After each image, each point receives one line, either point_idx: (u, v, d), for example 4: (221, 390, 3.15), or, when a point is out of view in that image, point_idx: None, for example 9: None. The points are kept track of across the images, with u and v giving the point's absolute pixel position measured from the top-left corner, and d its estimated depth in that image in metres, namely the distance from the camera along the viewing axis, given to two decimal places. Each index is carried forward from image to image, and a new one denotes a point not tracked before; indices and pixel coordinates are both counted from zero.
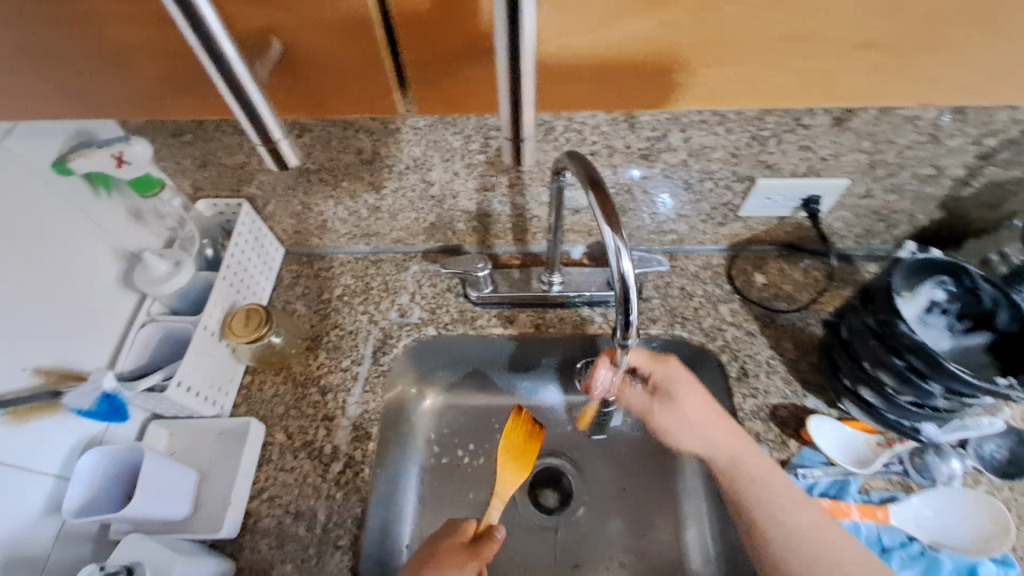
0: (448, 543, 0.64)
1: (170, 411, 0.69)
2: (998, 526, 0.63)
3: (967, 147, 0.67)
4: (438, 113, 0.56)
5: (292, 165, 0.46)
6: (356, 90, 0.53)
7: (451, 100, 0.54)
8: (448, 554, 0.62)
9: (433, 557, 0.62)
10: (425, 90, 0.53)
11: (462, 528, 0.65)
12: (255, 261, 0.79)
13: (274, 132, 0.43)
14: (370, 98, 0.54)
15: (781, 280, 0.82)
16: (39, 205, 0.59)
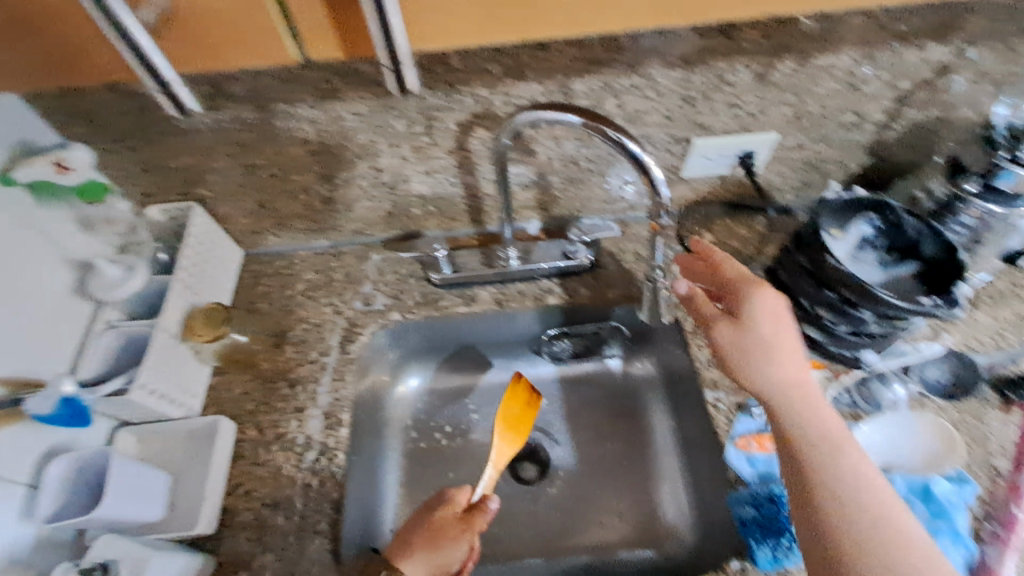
0: (441, 516, 0.65)
1: (136, 416, 0.69)
2: (946, 446, 0.66)
3: (882, 91, 0.71)
4: (328, 52, 0.63)
5: None
6: (251, 39, 0.60)
7: (342, 40, 0.61)
8: (441, 528, 0.63)
9: (426, 531, 0.63)
10: (314, 35, 0.61)
11: (456, 499, 0.67)
12: (212, 262, 0.80)
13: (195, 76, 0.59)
14: (264, 44, 0.61)
15: (729, 237, 0.86)
16: None
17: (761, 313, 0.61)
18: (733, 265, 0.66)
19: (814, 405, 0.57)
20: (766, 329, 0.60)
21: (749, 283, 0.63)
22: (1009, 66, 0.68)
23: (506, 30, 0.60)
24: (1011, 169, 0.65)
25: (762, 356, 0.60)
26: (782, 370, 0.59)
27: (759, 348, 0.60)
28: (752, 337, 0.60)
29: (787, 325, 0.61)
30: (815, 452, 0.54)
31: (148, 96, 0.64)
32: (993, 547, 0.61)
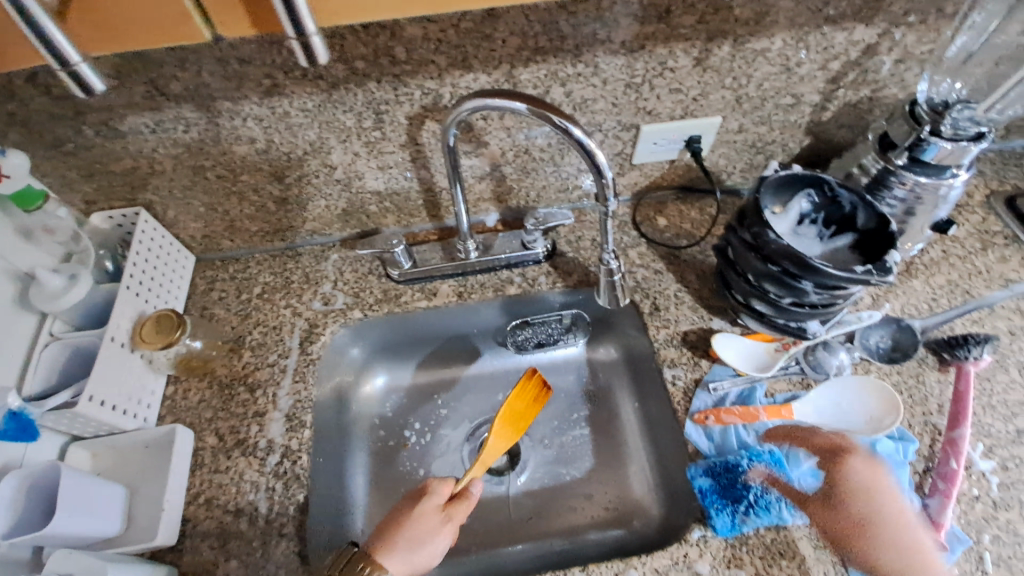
0: (424, 505, 0.65)
1: (88, 430, 0.66)
2: (887, 407, 0.69)
3: (816, 73, 0.75)
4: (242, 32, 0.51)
5: (99, 91, 0.45)
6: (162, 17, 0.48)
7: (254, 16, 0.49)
8: (423, 519, 0.64)
9: (406, 523, 0.63)
10: (222, 9, 0.48)
11: (437, 487, 0.67)
12: (161, 268, 0.78)
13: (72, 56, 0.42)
14: (170, 21, 0.48)
15: (681, 221, 0.88)
16: None
17: (858, 475, 0.64)
18: (787, 434, 0.70)
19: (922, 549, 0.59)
20: (883, 501, 0.62)
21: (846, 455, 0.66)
22: (929, 45, 0.73)
23: (449, 21, 0.61)
24: (933, 142, 0.69)
25: (872, 497, 0.62)
26: (886, 539, 0.59)
27: (864, 520, 0.61)
28: (863, 505, 0.62)
29: (883, 485, 0.63)
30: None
31: (83, 99, 0.62)
32: (934, 499, 0.64)
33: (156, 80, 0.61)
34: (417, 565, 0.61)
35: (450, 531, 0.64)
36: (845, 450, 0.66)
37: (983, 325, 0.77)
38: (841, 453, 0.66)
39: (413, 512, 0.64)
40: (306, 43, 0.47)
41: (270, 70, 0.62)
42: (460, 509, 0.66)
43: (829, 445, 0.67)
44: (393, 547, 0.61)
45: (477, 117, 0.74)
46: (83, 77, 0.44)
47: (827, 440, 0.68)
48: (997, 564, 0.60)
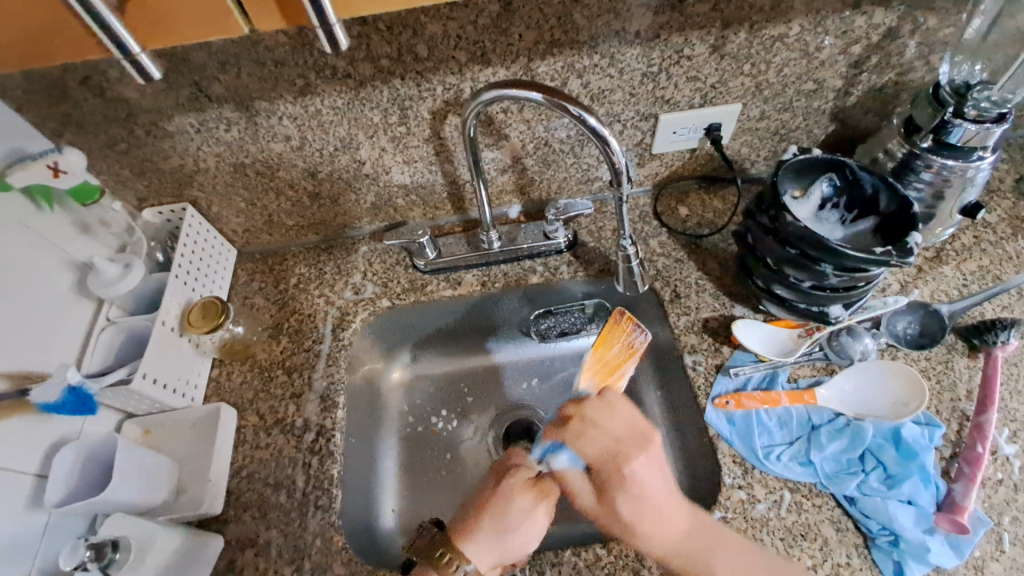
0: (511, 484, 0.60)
1: (142, 407, 0.73)
2: (913, 391, 0.68)
3: (837, 57, 0.74)
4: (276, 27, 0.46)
5: (157, 79, 0.45)
6: (196, 11, 0.44)
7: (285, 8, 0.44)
8: (511, 501, 0.59)
9: (489, 509, 0.59)
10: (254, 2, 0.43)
11: (529, 461, 0.62)
12: (206, 260, 0.83)
13: (133, 46, 0.42)
14: (208, 13, 0.44)
15: (703, 210, 0.89)
16: (5, 230, 0.64)
17: (626, 501, 0.57)
18: (616, 337, 0.69)
19: (716, 534, 0.59)
20: (647, 514, 0.57)
21: (622, 448, 0.57)
22: (950, 27, 0.72)
23: (468, 18, 0.64)
24: (958, 125, 0.68)
25: (629, 503, 0.56)
26: (664, 525, 0.57)
27: (625, 516, 0.57)
28: (629, 512, 0.57)
29: (632, 511, 0.57)
30: (694, 567, 0.57)
31: (134, 101, 0.68)
32: (959, 483, 0.64)
33: (200, 82, 0.67)
34: (505, 551, 0.57)
35: (545, 507, 0.59)
36: (641, 441, 0.57)
37: (1013, 309, 0.75)
38: (613, 468, 0.56)
39: (498, 496, 0.59)
40: (329, 32, 0.45)
41: (303, 70, 0.67)
42: (556, 481, 0.61)
43: (631, 434, 0.58)
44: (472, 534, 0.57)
45: (497, 111, 0.76)
46: (142, 66, 0.44)
47: (633, 429, 0.58)
48: (1015, 543, 0.61)
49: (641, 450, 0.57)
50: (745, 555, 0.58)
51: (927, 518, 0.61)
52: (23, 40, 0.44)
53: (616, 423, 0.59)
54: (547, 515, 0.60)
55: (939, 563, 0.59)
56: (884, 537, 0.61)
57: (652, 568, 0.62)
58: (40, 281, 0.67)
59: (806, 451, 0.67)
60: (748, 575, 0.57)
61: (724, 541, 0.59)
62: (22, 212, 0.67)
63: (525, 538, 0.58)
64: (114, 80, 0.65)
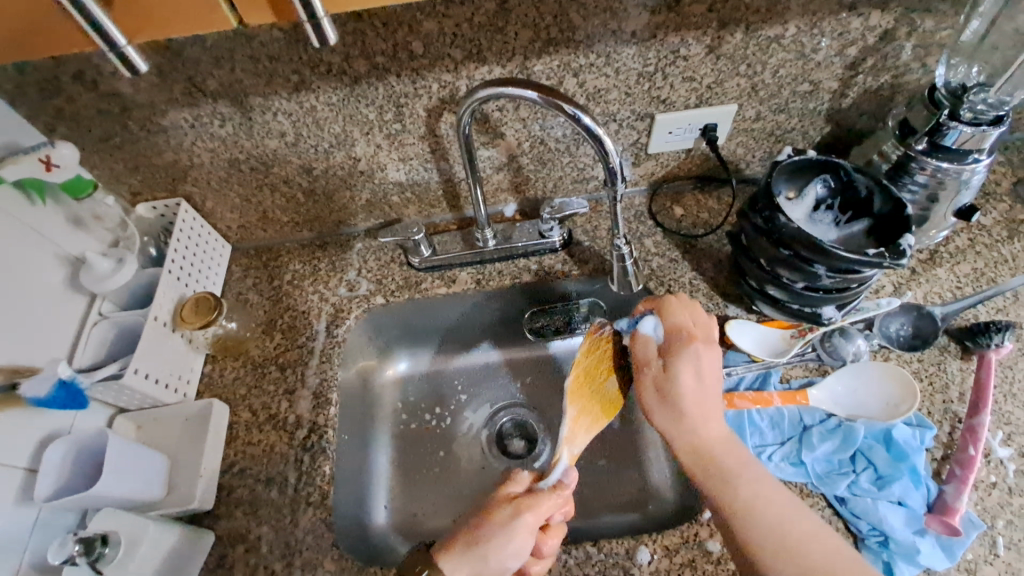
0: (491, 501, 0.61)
1: (134, 403, 0.72)
2: (905, 392, 0.69)
3: (833, 59, 0.74)
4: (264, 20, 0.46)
5: (144, 72, 0.45)
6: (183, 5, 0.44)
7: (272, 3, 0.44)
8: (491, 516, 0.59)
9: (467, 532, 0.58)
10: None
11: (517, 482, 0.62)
12: (200, 255, 0.83)
13: (120, 39, 0.42)
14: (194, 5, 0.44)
15: (698, 210, 0.89)
16: None
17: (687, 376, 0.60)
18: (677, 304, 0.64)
19: (749, 452, 0.59)
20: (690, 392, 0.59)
21: (690, 334, 0.62)
22: (946, 30, 0.72)
23: (463, 15, 0.63)
24: (954, 128, 0.68)
25: (691, 379, 0.60)
26: (696, 421, 0.59)
27: (679, 394, 0.59)
28: (692, 385, 0.59)
29: (706, 391, 0.60)
30: (723, 485, 0.56)
31: (128, 96, 0.68)
32: (950, 485, 0.64)
33: (195, 77, 0.67)
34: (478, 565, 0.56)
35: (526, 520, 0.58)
36: (707, 335, 0.63)
37: (1006, 313, 0.76)
38: (682, 338, 0.62)
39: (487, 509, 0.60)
40: (315, 26, 0.45)
41: (298, 66, 0.67)
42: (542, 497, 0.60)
43: (698, 324, 0.64)
44: (455, 551, 0.57)
45: (493, 109, 0.76)
46: (129, 61, 0.44)
47: (699, 321, 0.64)
48: (1008, 546, 0.61)
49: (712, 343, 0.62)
50: (777, 490, 0.56)
51: (917, 519, 0.61)
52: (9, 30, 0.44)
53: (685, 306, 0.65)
54: (532, 530, 0.58)
55: (929, 565, 0.59)
56: (874, 538, 0.61)
57: (642, 567, 0.62)
58: (31, 276, 0.67)
59: (798, 451, 0.67)
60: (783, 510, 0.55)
61: (758, 469, 0.57)
62: (14, 205, 0.66)
63: (507, 549, 0.57)
64: (108, 74, 0.65)
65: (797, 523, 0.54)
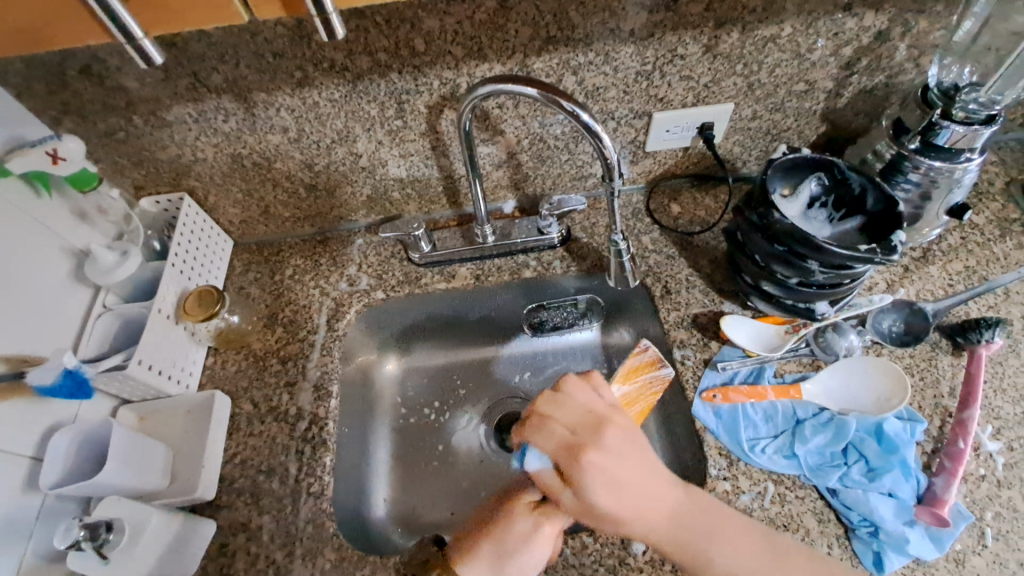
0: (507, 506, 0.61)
1: (138, 394, 0.73)
2: (896, 387, 0.70)
3: (828, 59, 0.75)
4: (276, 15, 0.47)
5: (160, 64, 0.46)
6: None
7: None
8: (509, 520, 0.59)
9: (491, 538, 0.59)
10: None
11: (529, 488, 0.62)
12: (203, 250, 0.84)
13: (137, 32, 0.43)
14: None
15: (695, 208, 0.90)
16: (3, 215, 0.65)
17: (595, 469, 0.53)
18: (576, 387, 0.60)
19: (709, 513, 0.55)
20: (597, 491, 0.52)
21: (577, 435, 0.55)
22: (940, 31, 0.73)
23: (464, 13, 0.65)
24: (946, 126, 0.69)
25: (603, 489, 0.52)
26: (644, 505, 0.53)
27: (590, 504, 0.53)
28: (598, 494, 0.53)
29: (622, 488, 0.52)
30: (691, 555, 0.53)
31: (133, 90, 0.69)
32: (940, 477, 0.65)
33: (199, 73, 0.67)
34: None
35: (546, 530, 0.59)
36: (596, 417, 0.56)
37: (997, 310, 0.77)
38: (561, 397, 0.60)
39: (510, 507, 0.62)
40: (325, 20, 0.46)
41: (301, 63, 0.68)
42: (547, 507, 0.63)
43: (590, 417, 0.57)
44: (474, 572, 0.57)
45: (493, 106, 0.77)
46: (145, 52, 0.45)
47: (593, 411, 0.58)
48: (997, 538, 0.62)
49: (599, 437, 0.54)
50: (737, 538, 0.54)
51: (907, 510, 0.63)
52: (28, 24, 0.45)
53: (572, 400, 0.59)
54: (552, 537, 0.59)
55: (918, 555, 0.60)
56: (864, 529, 0.62)
57: (638, 556, 0.63)
58: (38, 267, 0.68)
59: (791, 444, 0.68)
60: (744, 547, 0.54)
61: (725, 523, 0.55)
62: (20, 197, 0.67)
63: (523, 556, 0.58)
64: (113, 69, 0.66)
65: (749, 538, 0.55)
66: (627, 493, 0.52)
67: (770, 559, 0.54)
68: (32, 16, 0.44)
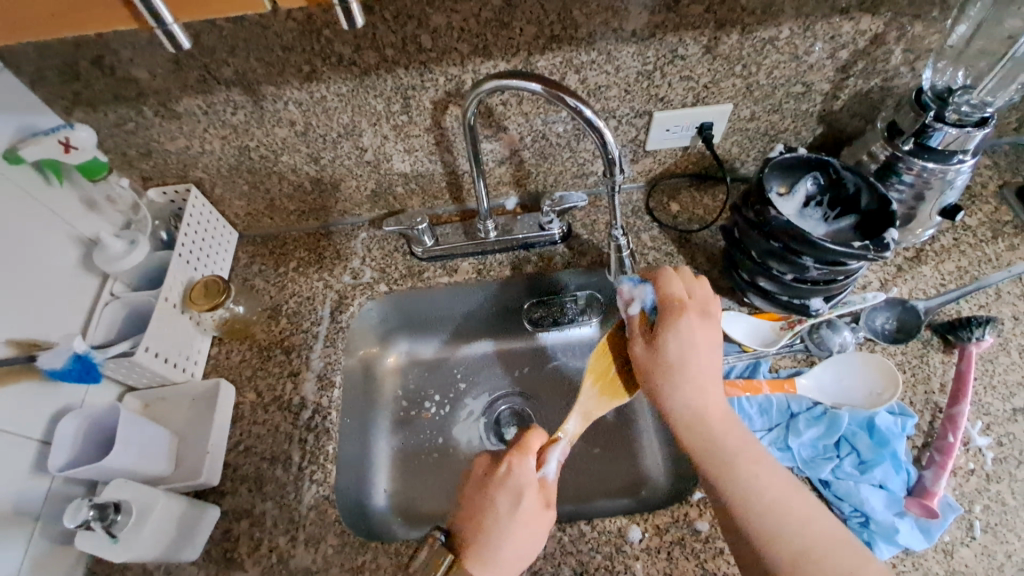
0: (484, 495, 0.61)
1: (143, 381, 0.74)
2: (888, 382, 0.71)
3: (825, 61, 0.77)
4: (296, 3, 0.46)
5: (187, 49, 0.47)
6: None
7: None
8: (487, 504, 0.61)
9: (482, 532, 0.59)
10: None
11: (518, 479, 0.62)
12: (208, 241, 0.85)
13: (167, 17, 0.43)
14: None
15: (693, 207, 0.92)
16: (15, 200, 0.66)
17: (678, 335, 0.64)
18: (673, 308, 0.66)
19: (761, 464, 0.60)
20: (686, 341, 0.64)
21: (649, 367, 0.64)
22: (934, 35, 0.75)
23: (471, 11, 0.66)
24: (938, 129, 0.71)
25: (678, 353, 0.63)
26: (691, 392, 0.62)
27: (671, 368, 0.63)
28: (676, 356, 0.63)
29: (693, 356, 0.64)
30: (737, 491, 0.57)
31: (144, 81, 0.70)
32: (930, 470, 0.67)
33: (210, 65, 0.69)
34: (507, 566, 0.58)
35: (553, 514, 0.62)
36: (703, 303, 0.67)
37: (988, 309, 0.79)
38: (651, 323, 0.67)
39: (495, 495, 0.61)
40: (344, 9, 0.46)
41: (310, 57, 0.69)
42: (554, 488, 0.64)
43: (694, 297, 0.68)
44: (490, 561, 0.57)
45: (497, 103, 0.79)
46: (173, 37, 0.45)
47: (700, 296, 0.68)
48: (985, 530, 0.64)
49: (703, 310, 0.66)
50: (787, 490, 0.58)
51: (897, 502, 0.64)
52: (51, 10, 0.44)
53: (687, 328, 0.65)
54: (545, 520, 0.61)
55: (908, 544, 0.62)
56: (856, 518, 0.64)
57: (634, 544, 0.65)
58: (47, 255, 0.69)
59: (785, 437, 0.70)
60: (786, 497, 0.57)
61: (773, 472, 0.59)
62: (32, 185, 0.69)
63: (530, 540, 0.59)
64: (126, 60, 0.67)
65: (799, 508, 0.57)
66: (712, 392, 0.63)
67: (813, 512, 0.56)
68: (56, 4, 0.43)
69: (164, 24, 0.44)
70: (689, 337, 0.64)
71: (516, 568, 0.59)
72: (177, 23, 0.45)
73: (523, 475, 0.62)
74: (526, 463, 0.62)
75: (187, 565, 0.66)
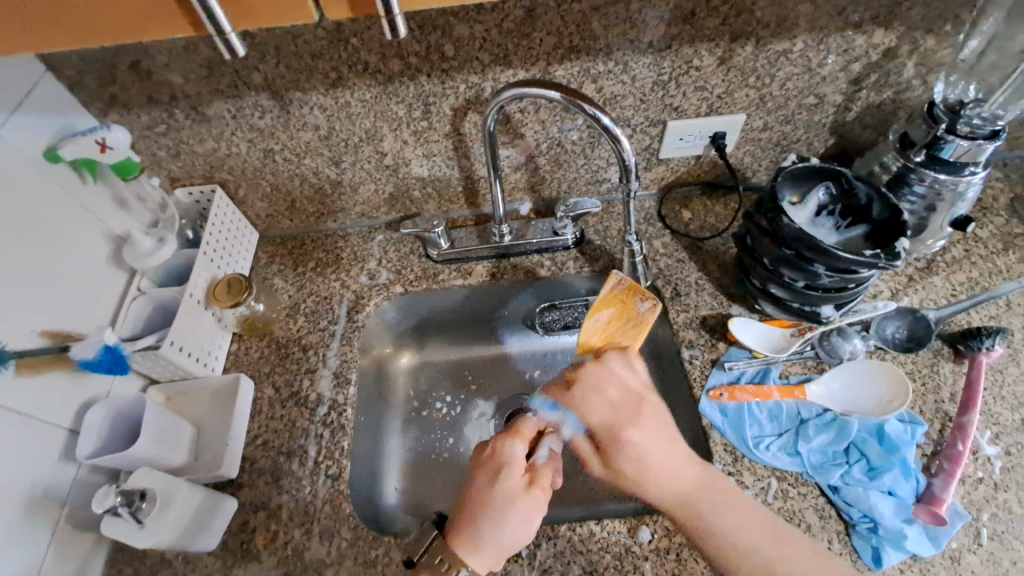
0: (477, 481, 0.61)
1: (167, 374, 0.77)
2: (898, 390, 0.72)
3: (838, 74, 0.79)
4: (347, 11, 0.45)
5: (241, 55, 0.46)
6: None
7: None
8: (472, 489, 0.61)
9: (467, 513, 0.59)
10: None
11: (509, 461, 0.62)
12: (231, 240, 0.87)
13: (225, 24, 0.42)
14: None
15: (705, 214, 0.93)
16: (47, 195, 0.68)
17: (648, 417, 0.64)
18: (614, 362, 0.69)
19: (726, 491, 0.62)
20: (651, 456, 0.62)
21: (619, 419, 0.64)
22: (946, 49, 0.76)
23: (493, 21, 0.68)
24: (950, 141, 0.72)
25: (643, 446, 0.63)
26: (667, 477, 0.61)
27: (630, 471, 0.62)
28: (630, 461, 0.62)
29: (657, 462, 0.62)
30: (695, 516, 0.60)
31: (177, 85, 0.73)
32: (939, 478, 0.67)
33: (240, 71, 0.71)
34: (494, 548, 0.58)
35: (536, 494, 0.61)
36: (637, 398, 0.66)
37: (999, 320, 0.79)
38: (614, 434, 0.64)
39: (483, 474, 0.62)
40: (391, 22, 0.45)
41: (337, 64, 0.72)
42: (544, 470, 0.63)
43: (628, 400, 0.65)
44: (476, 542, 0.58)
45: (515, 111, 0.81)
46: (230, 43, 0.44)
47: (629, 392, 0.66)
48: (992, 538, 0.64)
49: (637, 421, 0.64)
50: (747, 512, 0.61)
51: (906, 508, 0.65)
52: (107, 17, 0.42)
53: (611, 375, 0.68)
54: (534, 504, 0.61)
55: (916, 551, 0.62)
56: (864, 524, 0.64)
57: (643, 544, 0.66)
58: (79, 251, 0.72)
59: (794, 442, 0.71)
60: (751, 525, 0.60)
61: (732, 501, 0.61)
62: (67, 182, 0.71)
63: (516, 522, 0.59)
64: (161, 64, 0.70)
65: (767, 531, 0.60)
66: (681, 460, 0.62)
67: (772, 537, 0.60)
68: (111, 12, 0.42)
69: (222, 32, 0.43)
70: (646, 431, 0.63)
71: (507, 550, 0.59)
72: (235, 32, 0.44)
73: (512, 452, 0.63)
74: (517, 443, 0.63)
75: (205, 555, 0.68)
